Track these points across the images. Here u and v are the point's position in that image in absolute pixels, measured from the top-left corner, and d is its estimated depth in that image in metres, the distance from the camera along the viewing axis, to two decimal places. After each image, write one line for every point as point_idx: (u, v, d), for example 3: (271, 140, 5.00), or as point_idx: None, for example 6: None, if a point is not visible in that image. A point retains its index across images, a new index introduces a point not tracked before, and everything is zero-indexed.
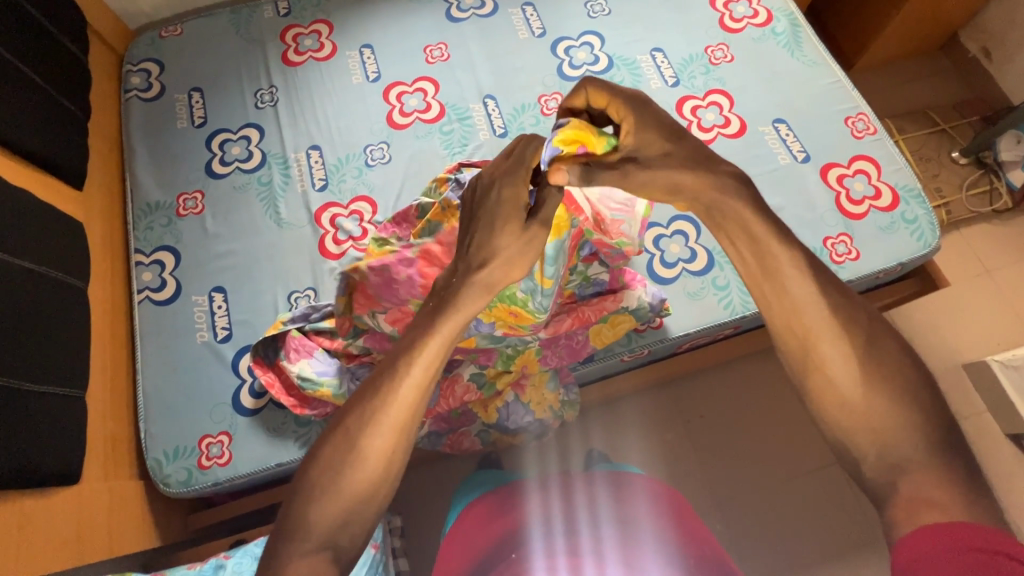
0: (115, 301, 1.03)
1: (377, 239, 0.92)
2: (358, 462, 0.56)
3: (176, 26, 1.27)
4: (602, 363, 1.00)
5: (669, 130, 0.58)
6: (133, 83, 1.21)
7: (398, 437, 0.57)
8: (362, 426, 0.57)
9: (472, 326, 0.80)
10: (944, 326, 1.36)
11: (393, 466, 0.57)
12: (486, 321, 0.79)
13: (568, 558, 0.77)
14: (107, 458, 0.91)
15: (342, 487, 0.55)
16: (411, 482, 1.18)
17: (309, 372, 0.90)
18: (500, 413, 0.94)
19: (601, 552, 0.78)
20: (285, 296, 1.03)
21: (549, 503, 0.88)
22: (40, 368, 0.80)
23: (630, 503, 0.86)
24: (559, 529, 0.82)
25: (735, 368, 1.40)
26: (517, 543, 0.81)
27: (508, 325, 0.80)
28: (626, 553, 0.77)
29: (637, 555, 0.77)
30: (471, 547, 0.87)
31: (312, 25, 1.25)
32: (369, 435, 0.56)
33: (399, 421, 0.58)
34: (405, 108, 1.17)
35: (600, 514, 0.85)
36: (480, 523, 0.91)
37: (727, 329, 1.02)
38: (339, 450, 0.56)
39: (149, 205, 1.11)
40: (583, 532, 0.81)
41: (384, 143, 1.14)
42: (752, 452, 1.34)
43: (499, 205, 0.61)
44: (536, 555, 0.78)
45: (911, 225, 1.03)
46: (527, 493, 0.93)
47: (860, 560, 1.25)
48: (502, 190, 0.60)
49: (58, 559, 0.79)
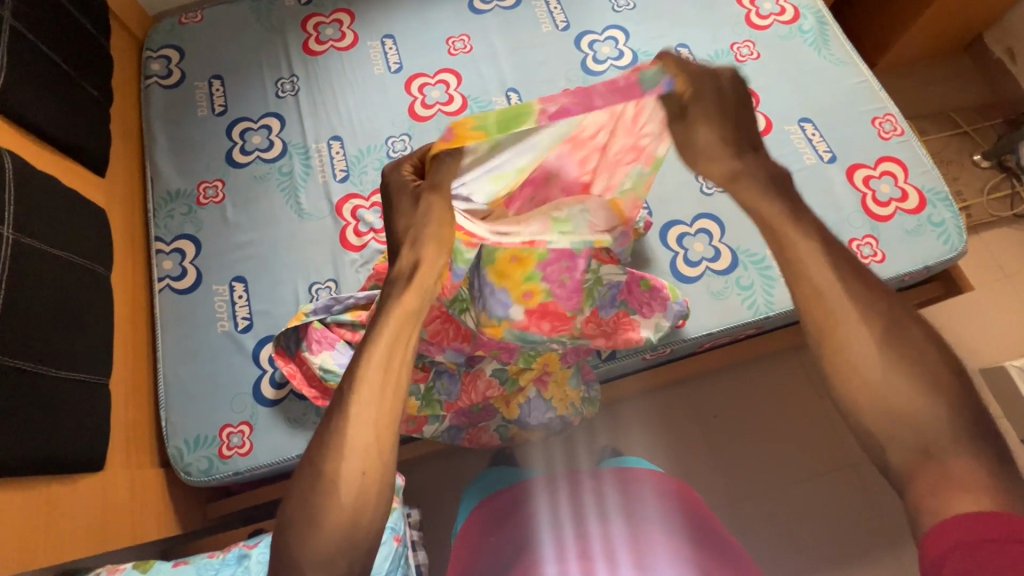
0: (136, 288, 1.03)
1: None
2: (330, 489, 0.50)
3: (196, 13, 1.26)
4: (623, 361, 1.00)
5: (731, 132, 0.55)
6: (153, 69, 1.21)
7: (373, 455, 0.51)
8: (324, 453, 0.51)
9: (494, 305, 0.76)
10: (961, 330, 1.35)
11: (374, 485, 0.51)
12: (500, 288, 0.74)
13: (580, 560, 0.74)
14: (129, 445, 0.91)
15: (321, 518, 0.49)
16: (426, 476, 1.18)
17: (331, 364, 0.89)
18: (521, 409, 0.94)
19: (612, 553, 0.75)
20: (305, 287, 1.03)
21: (558, 504, 0.86)
22: (66, 354, 0.80)
23: (639, 504, 0.85)
24: (569, 533, 0.80)
25: (749, 369, 1.39)
26: (529, 549, 0.79)
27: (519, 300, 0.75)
28: (637, 553, 0.74)
29: (649, 556, 0.74)
30: (485, 551, 0.87)
31: (333, 14, 1.24)
32: (334, 460, 0.51)
33: (367, 436, 0.52)
34: (427, 100, 1.16)
35: (610, 514, 0.83)
36: (488, 527, 0.92)
37: (749, 329, 1.02)
38: (306, 479, 0.51)
39: (170, 193, 1.10)
40: (593, 535, 0.79)
41: (405, 135, 1.13)
42: (766, 451, 1.34)
43: (389, 189, 0.64)
44: (547, 560, 0.76)
45: (938, 228, 1.02)
46: (535, 493, 0.92)
47: (871, 563, 1.25)
48: (392, 175, 0.64)
49: (84, 542, 0.80)
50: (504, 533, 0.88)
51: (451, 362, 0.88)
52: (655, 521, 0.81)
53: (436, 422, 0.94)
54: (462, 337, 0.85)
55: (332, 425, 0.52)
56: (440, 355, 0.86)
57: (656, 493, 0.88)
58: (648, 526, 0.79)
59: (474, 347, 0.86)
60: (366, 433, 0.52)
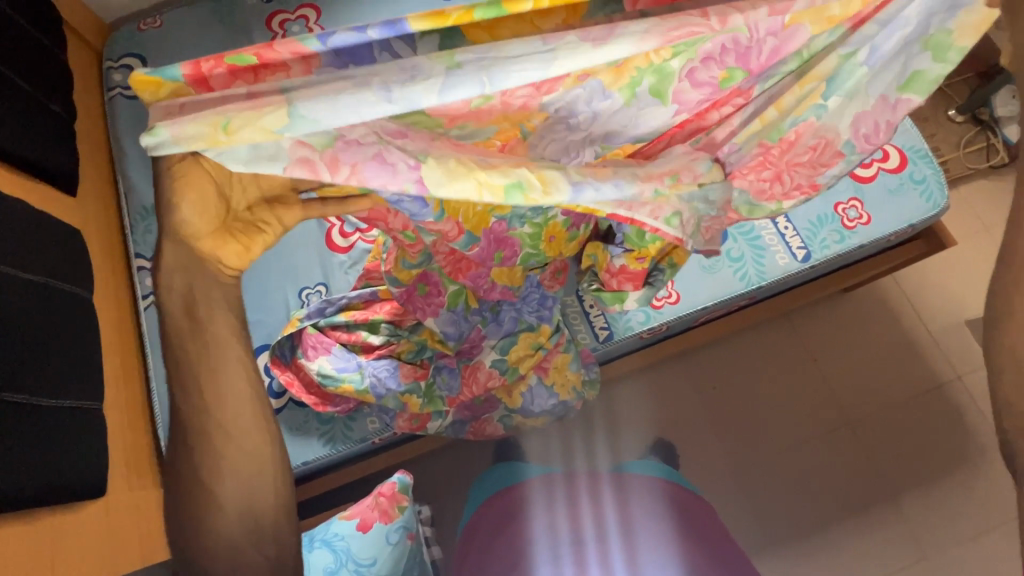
0: (120, 306, 1.01)
1: (454, 292, 0.82)
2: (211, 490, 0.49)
3: (155, 18, 1.22)
4: (620, 342, 1.00)
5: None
6: (115, 80, 1.17)
7: (246, 433, 0.50)
8: (211, 447, 0.50)
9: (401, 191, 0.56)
10: (947, 286, 1.43)
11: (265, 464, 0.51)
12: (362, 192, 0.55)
13: (573, 559, 0.89)
14: (129, 469, 0.90)
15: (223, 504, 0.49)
16: (436, 469, 1.21)
17: (329, 369, 0.91)
18: (524, 398, 0.93)
19: (605, 552, 0.89)
20: (295, 293, 1.02)
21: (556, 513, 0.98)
22: (56, 384, 0.77)
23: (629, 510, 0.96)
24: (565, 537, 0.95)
25: (743, 338, 1.41)
26: (528, 553, 0.90)
27: (770, 98, 0.61)
28: (627, 554, 0.88)
29: (636, 556, 0.87)
30: (491, 550, 0.93)
31: (297, 11, 1.22)
32: (214, 451, 0.49)
33: (233, 412, 0.50)
34: (346, 226, 1.05)
35: (604, 516, 0.96)
36: (495, 522, 0.98)
37: (742, 300, 1.03)
38: (237, 485, 0.49)
39: (146, 208, 1.08)
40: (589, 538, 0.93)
41: (348, 249, 1.04)
42: (764, 416, 1.36)
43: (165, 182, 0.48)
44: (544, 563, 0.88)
45: (920, 185, 1.02)
46: (533, 502, 1.00)
47: (873, 517, 1.30)
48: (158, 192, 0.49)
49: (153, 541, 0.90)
50: (507, 537, 0.94)
51: (440, 336, 0.86)
52: (647, 516, 0.93)
53: (439, 418, 0.93)
54: (809, 162, 0.65)
55: (201, 415, 0.50)
56: (431, 319, 0.84)
57: (650, 493, 0.99)
58: (639, 530, 0.91)
59: (782, 194, 0.69)
60: (235, 393, 0.50)
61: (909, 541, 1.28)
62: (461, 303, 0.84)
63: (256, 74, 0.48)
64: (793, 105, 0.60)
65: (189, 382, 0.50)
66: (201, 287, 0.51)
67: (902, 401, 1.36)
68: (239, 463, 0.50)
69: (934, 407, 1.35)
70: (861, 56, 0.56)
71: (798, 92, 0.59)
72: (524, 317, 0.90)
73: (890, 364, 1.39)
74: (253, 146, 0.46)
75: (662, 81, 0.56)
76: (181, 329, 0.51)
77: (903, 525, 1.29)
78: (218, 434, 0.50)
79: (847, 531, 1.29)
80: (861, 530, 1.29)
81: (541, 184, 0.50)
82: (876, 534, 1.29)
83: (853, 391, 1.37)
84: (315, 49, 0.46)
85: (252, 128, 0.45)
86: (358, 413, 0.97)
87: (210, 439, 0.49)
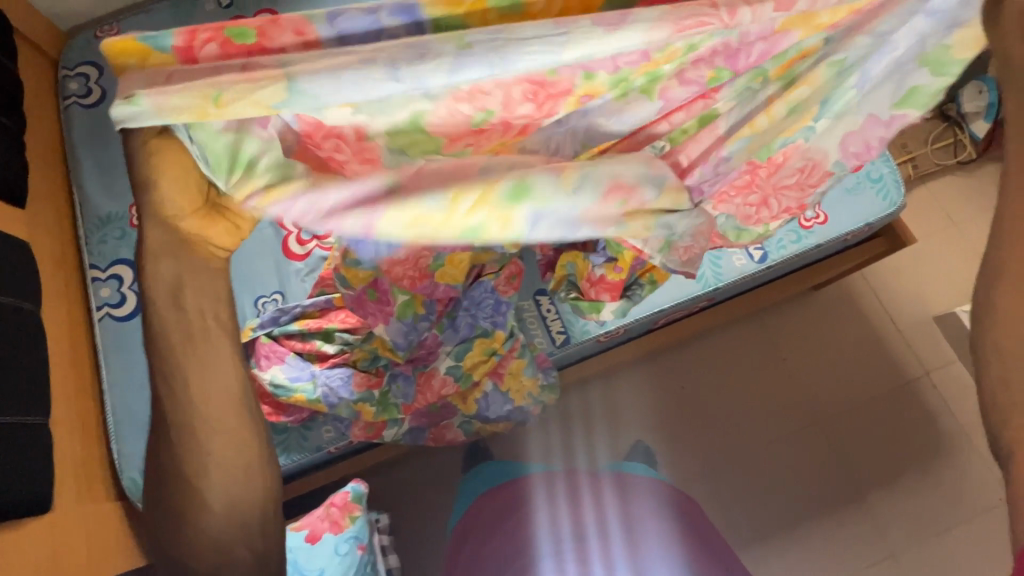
0: (73, 318, 1.00)
1: (405, 302, 0.82)
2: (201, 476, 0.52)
3: (111, 26, 1.21)
4: (578, 346, 1.00)
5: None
6: (71, 89, 1.16)
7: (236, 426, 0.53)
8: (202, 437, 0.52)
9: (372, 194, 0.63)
10: (915, 282, 1.43)
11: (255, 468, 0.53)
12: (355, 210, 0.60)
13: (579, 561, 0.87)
14: (79, 484, 0.88)
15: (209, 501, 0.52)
16: (403, 475, 1.21)
17: (281, 378, 0.90)
18: (479, 404, 0.93)
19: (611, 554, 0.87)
20: (251, 302, 1.02)
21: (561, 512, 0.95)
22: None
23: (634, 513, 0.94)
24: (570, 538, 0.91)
25: (713, 337, 1.41)
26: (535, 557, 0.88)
27: (761, 106, 0.65)
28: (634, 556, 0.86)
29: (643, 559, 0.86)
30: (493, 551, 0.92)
31: (256, 16, 1.21)
32: (204, 440, 0.52)
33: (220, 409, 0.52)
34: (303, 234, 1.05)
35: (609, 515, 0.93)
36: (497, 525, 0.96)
37: (701, 301, 1.03)
38: (231, 475, 0.52)
39: (101, 218, 1.07)
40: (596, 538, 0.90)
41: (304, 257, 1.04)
42: (735, 415, 1.36)
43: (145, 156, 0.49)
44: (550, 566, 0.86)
45: (877, 183, 1.02)
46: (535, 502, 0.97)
47: (844, 515, 1.30)
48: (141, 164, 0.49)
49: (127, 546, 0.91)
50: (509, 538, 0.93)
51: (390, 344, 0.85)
52: (651, 520, 0.92)
53: (395, 426, 0.93)
54: (796, 184, 0.75)
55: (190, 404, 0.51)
56: (381, 327, 0.83)
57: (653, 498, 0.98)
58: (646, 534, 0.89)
59: (769, 216, 0.80)
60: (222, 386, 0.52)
61: (879, 538, 1.28)
62: (411, 314, 0.83)
63: (252, 54, 0.48)
64: (782, 119, 0.65)
65: (176, 375, 0.51)
66: (190, 276, 0.52)
67: (871, 397, 1.37)
68: (226, 464, 0.52)
69: (904, 403, 1.36)
70: (852, 81, 0.64)
71: (788, 99, 0.64)
72: (479, 322, 0.89)
73: (860, 361, 1.39)
74: (205, 135, 0.48)
75: (651, 82, 0.57)
76: (164, 314, 0.51)
77: (873, 523, 1.29)
78: (208, 427, 0.52)
79: (818, 530, 1.29)
80: (831, 528, 1.29)
81: (499, 223, 0.52)
82: (847, 531, 1.29)
83: (823, 389, 1.38)
84: (321, 31, 0.48)
85: (243, 101, 0.46)
86: (314, 422, 0.96)
87: (198, 432, 0.52)
